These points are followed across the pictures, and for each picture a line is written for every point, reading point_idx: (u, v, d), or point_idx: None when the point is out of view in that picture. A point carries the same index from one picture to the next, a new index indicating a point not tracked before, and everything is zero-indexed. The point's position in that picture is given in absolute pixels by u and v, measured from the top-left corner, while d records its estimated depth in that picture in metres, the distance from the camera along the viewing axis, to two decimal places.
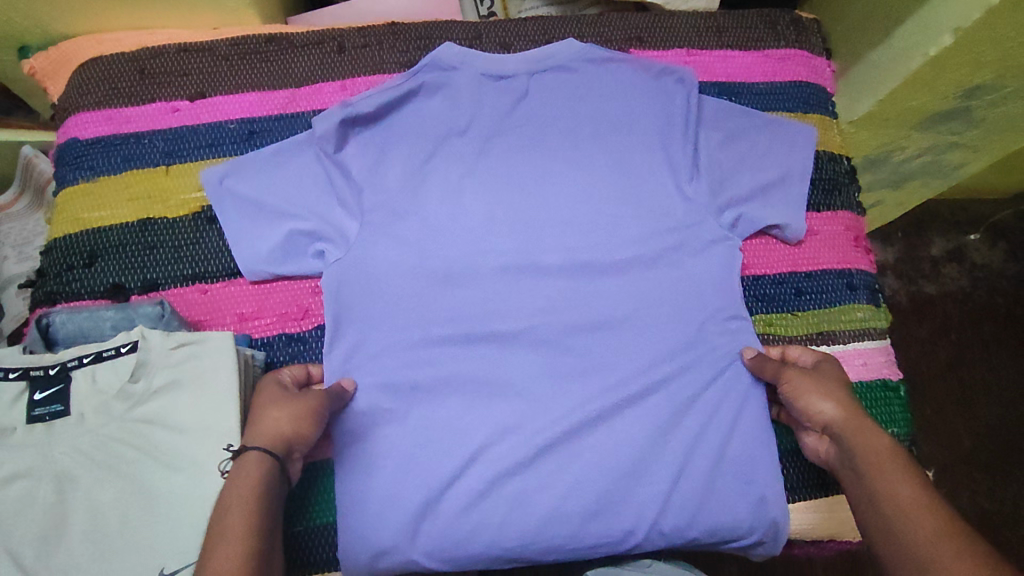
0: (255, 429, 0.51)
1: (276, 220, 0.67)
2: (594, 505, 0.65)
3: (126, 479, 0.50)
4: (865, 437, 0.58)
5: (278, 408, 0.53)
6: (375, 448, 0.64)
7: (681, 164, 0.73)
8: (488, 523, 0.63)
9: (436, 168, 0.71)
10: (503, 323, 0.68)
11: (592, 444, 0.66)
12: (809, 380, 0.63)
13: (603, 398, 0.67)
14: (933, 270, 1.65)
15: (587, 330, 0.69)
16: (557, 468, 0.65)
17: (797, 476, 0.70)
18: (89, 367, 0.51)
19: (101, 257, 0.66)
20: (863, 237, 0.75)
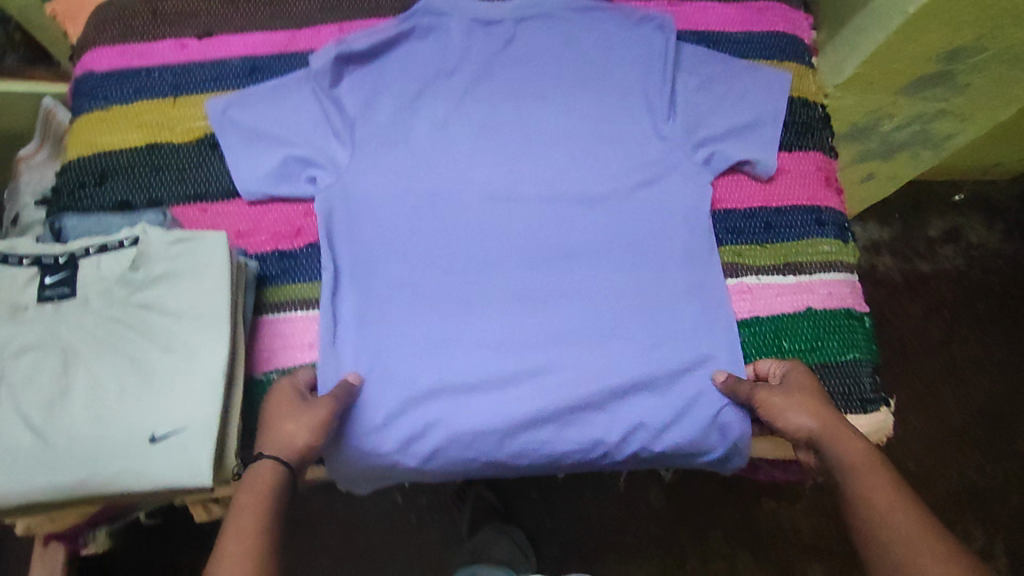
0: (271, 438, 0.60)
1: (273, 147, 0.72)
2: (566, 410, 0.68)
3: (125, 356, 0.54)
4: (845, 444, 0.60)
5: (295, 423, 0.61)
6: (359, 349, 0.68)
7: (658, 104, 0.77)
8: (465, 421, 0.67)
9: (425, 104, 0.76)
10: (490, 274, 0.72)
11: (570, 357, 0.70)
12: (784, 395, 0.65)
13: (577, 313, 0.71)
14: (929, 248, 1.69)
15: (563, 283, 0.72)
16: (535, 408, 0.68)
17: None
18: (95, 257, 0.56)
19: (111, 177, 0.71)
20: (834, 177, 0.78)
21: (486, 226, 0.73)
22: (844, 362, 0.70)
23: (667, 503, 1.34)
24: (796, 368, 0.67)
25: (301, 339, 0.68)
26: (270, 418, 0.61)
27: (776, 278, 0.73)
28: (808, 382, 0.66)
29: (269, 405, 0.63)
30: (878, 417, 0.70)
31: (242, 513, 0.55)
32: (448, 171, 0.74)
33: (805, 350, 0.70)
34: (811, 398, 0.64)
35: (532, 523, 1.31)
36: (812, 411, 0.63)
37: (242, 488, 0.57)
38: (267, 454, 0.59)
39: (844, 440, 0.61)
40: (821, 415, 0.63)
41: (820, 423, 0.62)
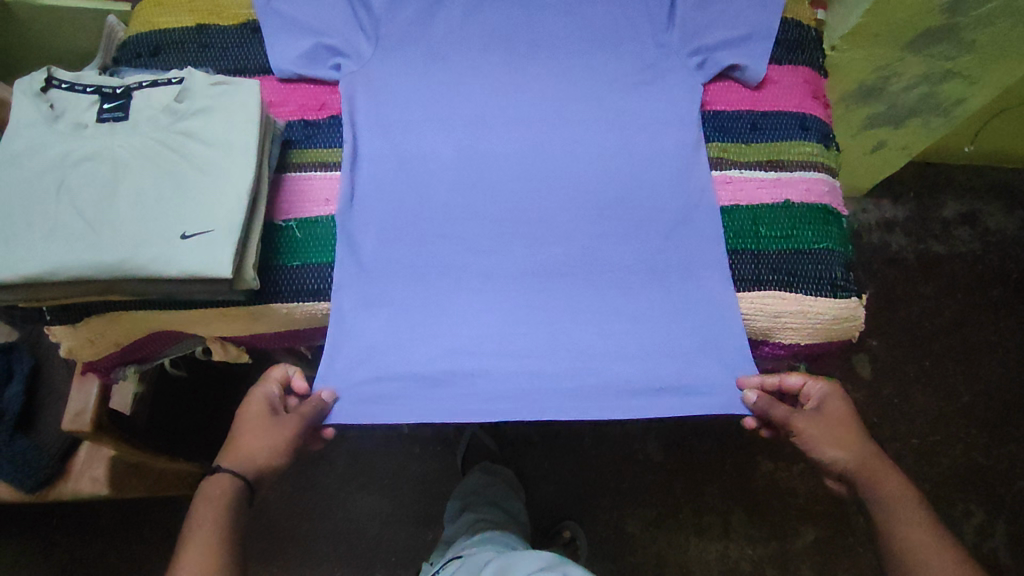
0: (235, 454, 0.65)
1: (306, 35, 0.80)
2: (542, 275, 0.75)
3: (165, 172, 0.62)
4: (880, 481, 0.67)
5: (255, 440, 0.66)
6: (364, 210, 0.75)
7: (658, 17, 0.83)
8: (456, 278, 0.74)
9: (444, 8, 0.83)
10: (481, 196, 0.77)
11: (558, 233, 0.76)
12: (818, 431, 0.68)
13: (567, 194, 0.77)
14: (945, 231, 1.63)
15: (540, 241, 0.76)
16: (520, 284, 0.74)
17: (749, 269, 0.74)
18: (147, 90, 0.65)
19: (164, 51, 0.80)
20: (820, 92, 0.83)
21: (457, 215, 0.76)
22: (817, 250, 0.74)
23: (666, 458, 1.31)
24: (829, 395, 0.70)
25: (318, 195, 0.75)
26: (240, 430, 0.66)
27: (758, 173, 0.77)
28: (840, 414, 0.69)
29: (244, 413, 0.68)
30: (847, 304, 0.74)
31: (200, 523, 0.61)
32: (451, 91, 0.80)
33: (781, 238, 0.75)
34: (844, 432, 0.68)
35: (531, 465, 1.30)
36: (846, 448, 0.68)
37: (202, 497, 0.63)
38: (223, 469, 0.64)
39: (877, 474, 0.67)
40: (855, 449, 0.68)
41: (855, 459, 0.68)
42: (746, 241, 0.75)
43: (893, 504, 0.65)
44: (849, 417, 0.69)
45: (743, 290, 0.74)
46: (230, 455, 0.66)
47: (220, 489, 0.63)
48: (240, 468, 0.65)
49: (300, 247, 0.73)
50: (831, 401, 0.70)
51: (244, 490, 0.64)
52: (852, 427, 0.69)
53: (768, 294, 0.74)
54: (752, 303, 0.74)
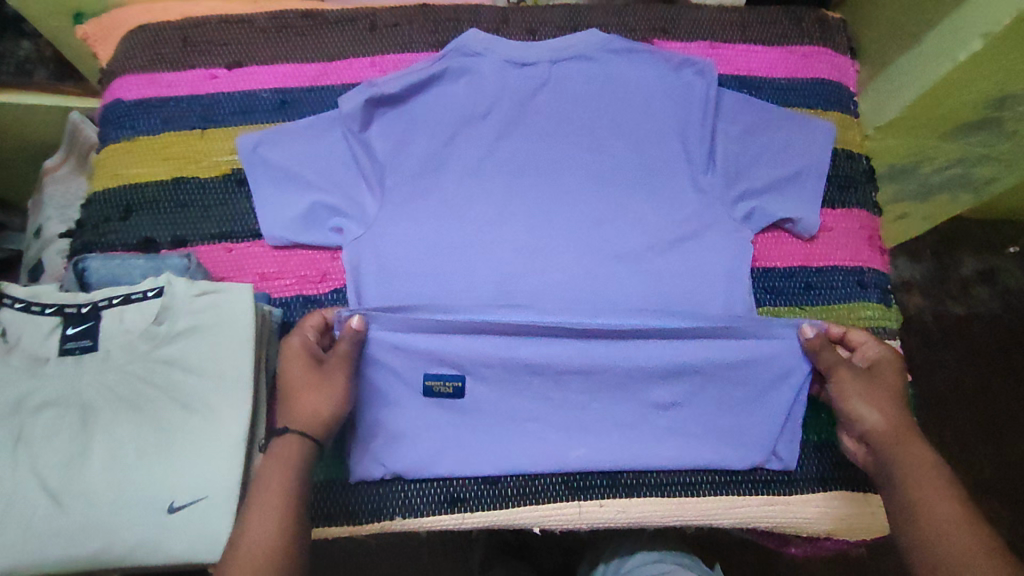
0: (291, 410, 0.55)
1: (302, 191, 0.69)
2: (606, 276, 0.70)
3: (145, 416, 0.53)
4: (906, 451, 0.55)
5: (311, 391, 0.56)
6: (401, 233, 0.69)
7: (697, 155, 0.73)
8: (519, 274, 0.70)
9: (456, 150, 0.73)
10: (544, 204, 0.72)
11: (624, 230, 0.72)
12: (859, 383, 0.60)
13: (629, 186, 0.73)
14: (962, 288, 1.37)
15: (599, 245, 0.71)
16: (582, 287, 0.70)
17: (816, 466, 0.67)
18: (119, 308, 0.54)
19: (136, 211, 0.69)
20: (878, 237, 0.75)
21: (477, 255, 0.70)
22: None
23: None
24: (885, 359, 0.62)
25: None
26: (287, 392, 0.56)
27: None
28: (891, 377, 0.61)
29: (283, 374, 0.57)
30: None
31: (265, 491, 0.50)
32: (470, 231, 0.70)
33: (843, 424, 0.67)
34: (882, 390, 0.59)
35: None
36: (884, 406, 0.58)
37: (268, 462, 0.52)
38: (292, 430, 0.54)
39: (908, 444, 0.56)
40: (893, 414, 0.58)
41: (887, 422, 0.57)
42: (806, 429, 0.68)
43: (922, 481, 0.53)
44: (901, 386, 0.60)
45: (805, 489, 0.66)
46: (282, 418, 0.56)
47: (280, 457, 0.52)
48: (302, 425, 0.54)
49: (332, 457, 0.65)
50: (880, 359, 0.62)
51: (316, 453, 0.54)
52: (896, 389, 0.60)
53: (835, 496, 0.66)
54: (815, 506, 0.66)
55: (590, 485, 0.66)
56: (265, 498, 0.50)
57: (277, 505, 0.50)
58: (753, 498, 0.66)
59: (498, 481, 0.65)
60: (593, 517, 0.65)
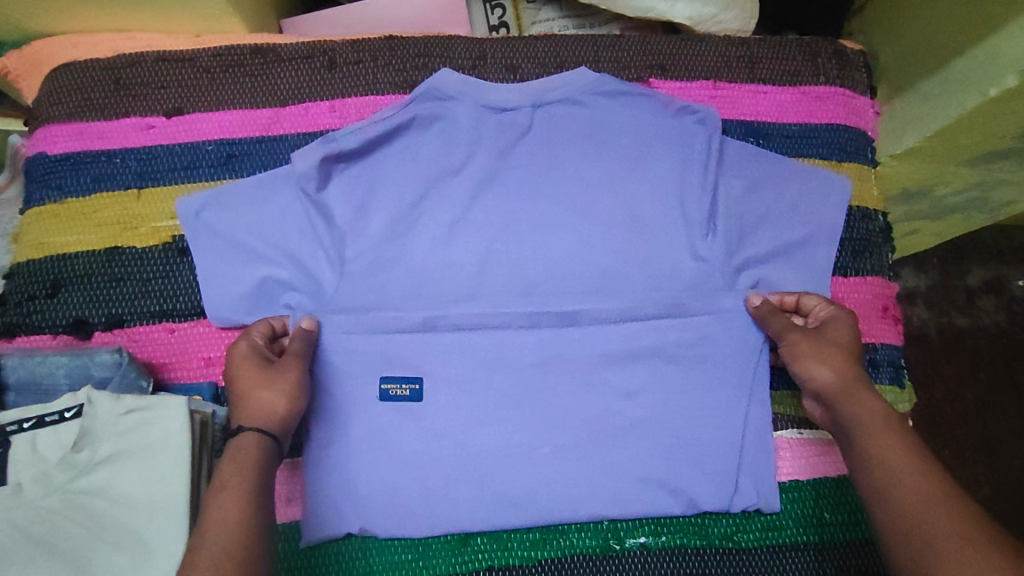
0: (245, 409, 0.52)
1: (251, 263, 0.62)
2: (591, 284, 0.64)
3: (62, 560, 0.46)
4: (859, 400, 0.54)
5: (265, 388, 0.53)
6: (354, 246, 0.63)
7: (695, 217, 0.65)
8: (489, 301, 0.63)
9: (425, 211, 0.64)
10: (526, 229, 0.65)
11: (619, 230, 0.65)
12: (808, 341, 0.58)
13: (602, 169, 0.66)
14: (969, 298, 1.02)
15: (584, 265, 0.64)
16: (564, 298, 0.64)
17: (817, 571, 0.61)
18: (30, 433, 0.48)
19: (65, 287, 0.62)
20: (892, 307, 0.69)
21: (451, 338, 0.62)
22: None
23: None
24: (836, 317, 0.60)
25: (278, 493, 0.61)
26: (237, 391, 0.53)
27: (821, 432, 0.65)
28: (843, 333, 0.59)
29: (232, 375, 0.55)
30: None
31: (224, 483, 0.47)
32: (436, 301, 0.63)
33: (847, 524, 0.62)
34: (834, 347, 0.58)
35: None
36: (834, 360, 0.57)
37: (225, 463, 0.49)
38: (247, 428, 0.51)
39: (859, 396, 0.55)
40: (844, 368, 0.56)
41: (838, 376, 0.56)
42: (808, 530, 0.62)
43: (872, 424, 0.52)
44: (853, 341, 0.59)
45: None
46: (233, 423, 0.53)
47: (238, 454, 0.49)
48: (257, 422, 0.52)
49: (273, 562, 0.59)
50: (832, 315, 0.60)
51: (275, 448, 0.51)
52: (846, 340, 0.58)
53: None
54: None
55: None
56: (222, 490, 0.47)
57: (235, 501, 0.46)
58: None
59: None
60: None
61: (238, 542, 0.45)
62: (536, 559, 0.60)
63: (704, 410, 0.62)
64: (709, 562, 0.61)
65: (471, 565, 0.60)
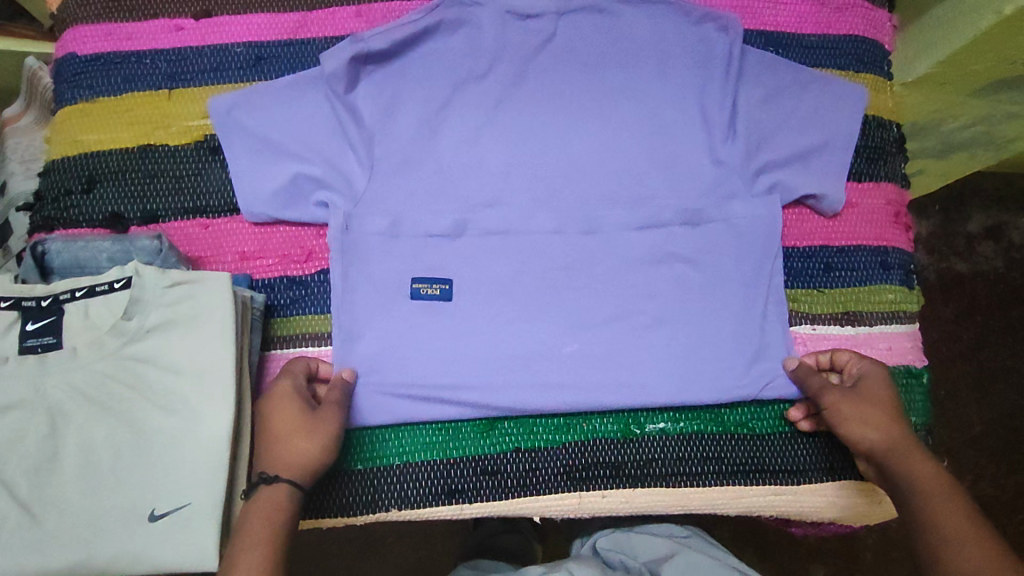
0: (278, 458, 0.52)
1: (283, 161, 0.63)
2: (610, 192, 0.66)
3: (117, 418, 0.49)
4: (913, 466, 0.55)
5: (304, 437, 0.53)
6: (379, 150, 0.64)
7: (716, 122, 0.66)
8: (514, 205, 0.65)
9: (451, 116, 0.65)
10: (550, 135, 0.66)
11: (638, 137, 0.66)
12: (853, 406, 0.59)
13: (623, 89, 0.67)
14: (968, 244, 1.00)
15: (605, 170, 0.66)
16: (585, 206, 0.65)
17: (825, 455, 0.64)
18: (82, 302, 0.50)
19: (100, 182, 0.63)
20: (903, 212, 0.71)
21: (478, 241, 0.64)
22: None
23: (756, 557, 0.86)
24: (869, 373, 0.61)
25: None
26: (270, 435, 0.53)
27: (833, 329, 0.67)
28: (881, 393, 0.60)
29: (269, 412, 0.54)
30: None
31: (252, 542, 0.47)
32: (460, 206, 0.64)
33: None
34: (878, 411, 0.58)
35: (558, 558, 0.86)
36: (880, 425, 0.58)
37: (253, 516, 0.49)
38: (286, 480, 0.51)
39: (908, 462, 0.56)
40: (889, 431, 0.57)
41: (886, 440, 0.57)
42: None
43: (927, 491, 0.54)
44: (890, 403, 0.59)
45: (814, 479, 0.64)
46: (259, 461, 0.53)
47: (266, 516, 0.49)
48: (285, 471, 0.51)
49: None
50: (873, 375, 0.61)
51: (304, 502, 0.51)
52: (887, 405, 0.59)
53: (845, 484, 0.64)
54: (824, 494, 0.64)
55: (593, 474, 0.63)
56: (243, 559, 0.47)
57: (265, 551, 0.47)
58: (760, 487, 0.63)
59: (497, 472, 0.62)
60: (593, 507, 0.63)
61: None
62: (559, 442, 0.63)
63: (721, 308, 0.64)
64: (725, 447, 0.64)
65: (499, 446, 0.63)
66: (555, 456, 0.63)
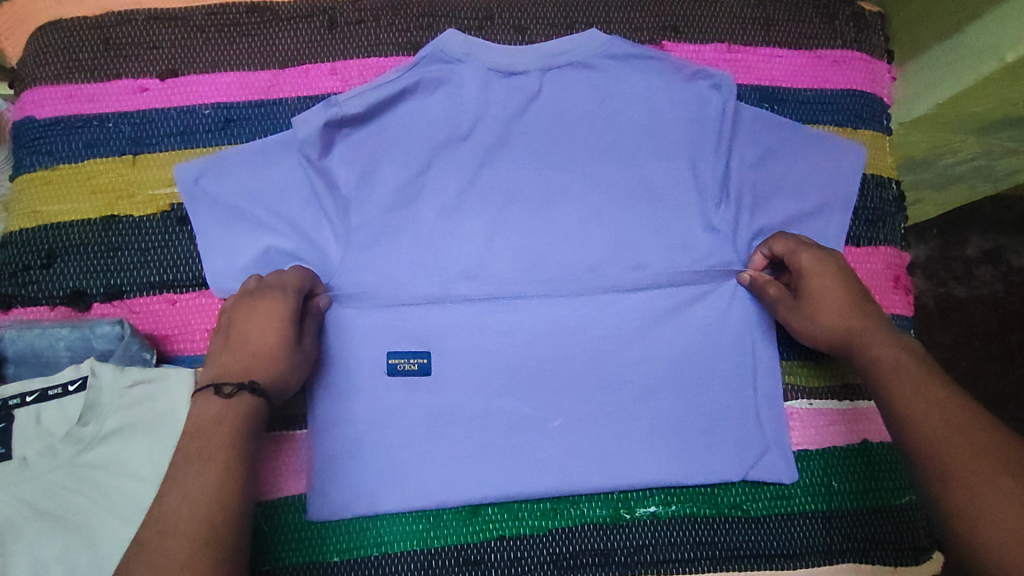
0: (245, 365, 0.49)
1: (255, 232, 0.60)
2: (598, 258, 0.63)
3: (71, 532, 0.46)
4: (871, 350, 0.53)
5: (276, 348, 0.50)
6: (354, 218, 0.60)
7: (708, 185, 0.63)
8: (497, 275, 0.62)
9: (430, 180, 0.62)
10: (537, 201, 0.63)
11: (626, 200, 0.64)
12: (805, 303, 0.57)
13: (610, 150, 0.64)
14: (966, 268, 0.90)
15: (592, 235, 0.63)
16: (572, 273, 0.62)
17: (822, 538, 0.62)
18: (34, 407, 0.47)
19: (61, 256, 0.60)
20: (902, 276, 0.68)
21: (460, 316, 0.61)
22: (898, 507, 0.63)
23: None
24: (810, 258, 0.58)
25: (287, 465, 0.60)
26: (245, 340, 0.50)
27: (829, 402, 0.65)
28: (826, 278, 0.56)
29: (249, 318, 0.51)
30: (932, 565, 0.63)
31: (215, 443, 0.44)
32: (440, 276, 0.61)
33: (855, 493, 0.63)
34: (827, 303, 0.56)
35: None
36: (831, 317, 0.55)
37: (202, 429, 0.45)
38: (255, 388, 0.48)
39: (862, 346, 0.53)
40: (838, 319, 0.55)
41: (836, 330, 0.55)
42: (817, 500, 0.62)
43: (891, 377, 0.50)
44: (838, 286, 0.56)
45: (811, 563, 0.61)
46: (229, 363, 0.49)
47: (217, 419, 0.45)
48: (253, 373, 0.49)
49: (277, 538, 0.59)
50: (814, 263, 0.57)
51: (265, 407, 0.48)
52: (838, 285, 0.56)
53: (843, 569, 0.61)
54: None
55: (581, 562, 0.60)
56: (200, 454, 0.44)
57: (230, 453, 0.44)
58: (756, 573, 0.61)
59: (481, 561, 0.59)
60: None
61: (217, 505, 0.42)
62: (546, 529, 0.61)
63: (713, 384, 0.62)
64: (719, 531, 0.61)
65: (482, 534, 0.60)
66: (542, 544, 0.60)
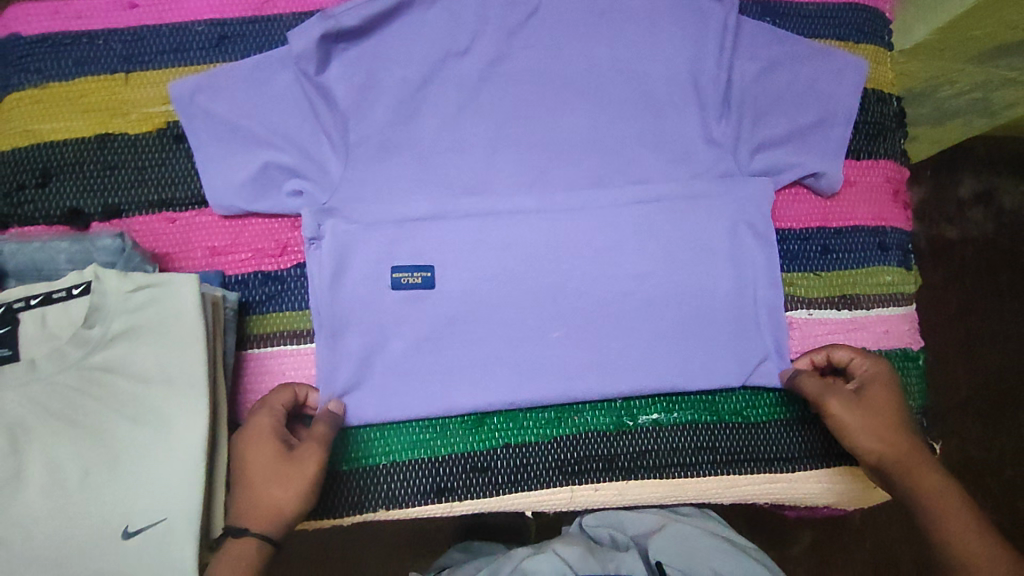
0: (248, 506, 0.50)
1: (253, 148, 0.59)
2: (600, 174, 0.63)
3: (81, 431, 0.46)
4: (923, 481, 0.54)
5: (277, 487, 0.50)
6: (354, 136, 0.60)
7: (710, 99, 0.63)
8: (499, 193, 0.62)
9: (429, 98, 0.61)
10: (538, 118, 0.62)
11: (627, 116, 0.63)
12: (861, 412, 0.55)
13: (612, 66, 0.63)
14: (959, 210, 0.89)
15: (593, 152, 0.63)
16: (574, 189, 0.62)
17: (819, 442, 0.63)
18: (38, 310, 0.48)
19: (56, 175, 0.59)
20: (902, 190, 0.68)
21: (462, 233, 0.61)
22: None
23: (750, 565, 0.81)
24: (875, 377, 0.58)
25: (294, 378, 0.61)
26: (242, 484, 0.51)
27: (829, 313, 0.66)
28: (887, 400, 0.56)
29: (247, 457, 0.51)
30: None
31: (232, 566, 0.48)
32: (441, 194, 0.61)
33: None
34: (885, 419, 0.55)
35: None
36: (886, 433, 0.55)
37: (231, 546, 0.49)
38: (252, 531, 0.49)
39: (913, 471, 0.54)
40: (893, 436, 0.55)
41: (891, 449, 0.55)
42: None
43: (941, 505, 0.53)
44: (896, 404, 0.56)
45: (808, 466, 0.63)
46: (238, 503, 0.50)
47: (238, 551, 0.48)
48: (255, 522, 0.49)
49: None
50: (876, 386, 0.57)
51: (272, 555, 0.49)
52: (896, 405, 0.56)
53: (839, 470, 0.63)
54: (819, 481, 0.63)
55: (585, 469, 0.61)
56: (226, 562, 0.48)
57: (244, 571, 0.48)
58: (755, 476, 0.62)
59: (488, 468, 0.61)
60: (585, 501, 0.61)
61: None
62: (550, 436, 0.62)
63: (714, 295, 0.62)
64: (720, 436, 0.63)
65: (489, 442, 0.61)
66: (547, 451, 0.61)
